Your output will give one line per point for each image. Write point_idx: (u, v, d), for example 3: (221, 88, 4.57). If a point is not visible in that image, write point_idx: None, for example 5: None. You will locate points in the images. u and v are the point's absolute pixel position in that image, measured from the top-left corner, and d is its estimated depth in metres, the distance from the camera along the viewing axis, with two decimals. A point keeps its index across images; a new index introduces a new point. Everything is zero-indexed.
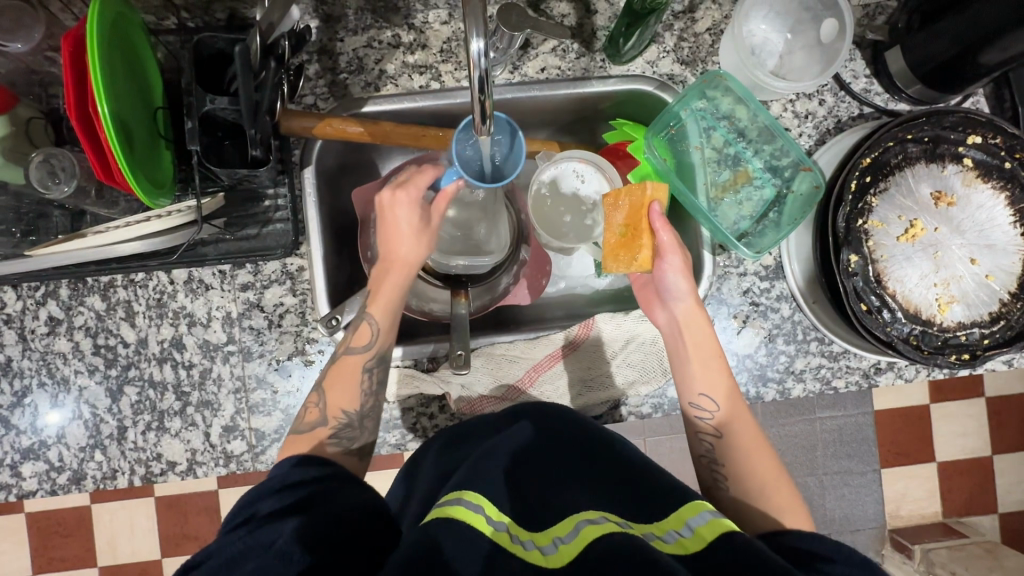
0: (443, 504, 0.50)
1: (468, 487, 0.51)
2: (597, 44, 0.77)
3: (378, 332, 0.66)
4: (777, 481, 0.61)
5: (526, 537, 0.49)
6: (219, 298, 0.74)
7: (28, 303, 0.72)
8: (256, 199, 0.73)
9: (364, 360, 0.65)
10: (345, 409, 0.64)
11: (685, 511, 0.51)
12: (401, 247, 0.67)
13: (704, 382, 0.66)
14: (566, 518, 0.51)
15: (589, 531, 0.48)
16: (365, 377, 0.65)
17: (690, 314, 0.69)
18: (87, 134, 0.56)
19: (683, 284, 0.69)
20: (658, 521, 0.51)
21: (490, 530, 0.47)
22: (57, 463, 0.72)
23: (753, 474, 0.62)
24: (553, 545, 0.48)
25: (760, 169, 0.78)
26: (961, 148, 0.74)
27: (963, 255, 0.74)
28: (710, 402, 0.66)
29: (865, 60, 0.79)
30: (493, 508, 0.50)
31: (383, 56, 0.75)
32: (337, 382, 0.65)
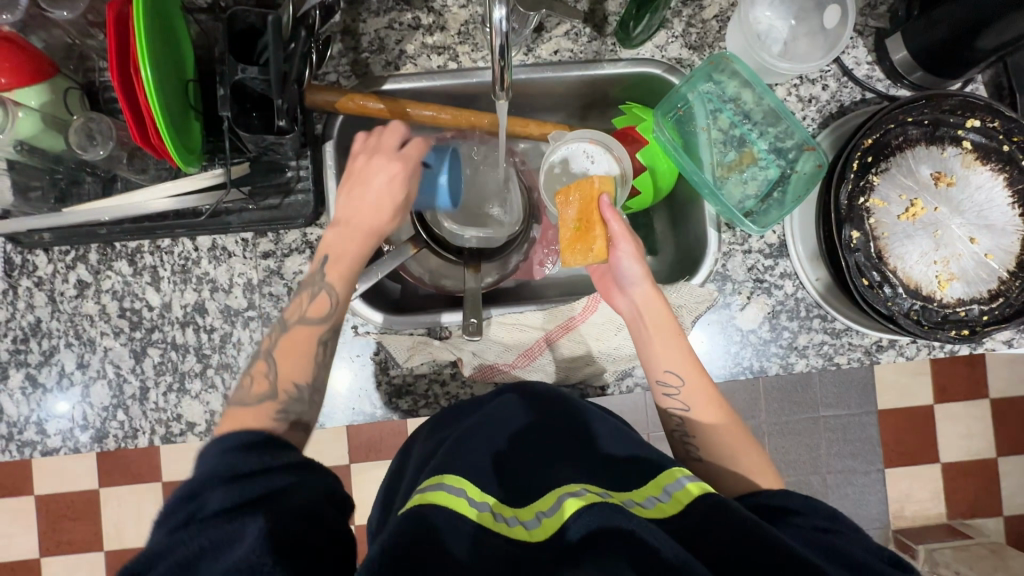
0: (423, 491, 0.52)
1: (447, 472, 0.54)
2: (608, 29, 0.80)
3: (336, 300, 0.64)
4: (743, 444, 0.65)
5: (511, 514, 0.53)
6: (241, 265, 0.77)
7: (58, 266, 0.75)
8: (279, 169, 0.76)
9: (320, 331, 0.62)
10: (297, 384, 0.60)
11: (662, 479, 0.56)
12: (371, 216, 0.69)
13: (665, 359, 0.69)
14: (547, 492, 0.55)
15: (572, 503, 0.50)
16: (321, 350, 0.62)
17: (647, 297, 0.72)
18: (128, 103, 0.59)
19: (637, 268, 0.73)
20: (636, 489, 0.56)
21: (473, 511, 0.51)
22: (81, 422, 0.75)
23: (720, 442, 0.66)
24: (536, 520, 0.52)
25: (765, 150, 0.80)
26: (960, 131, 0.76)
27: (963, 234, 0.76)
28: (675, 376, 0.69)
29: (867, 48, 0.81)
30: (475, 488, 0.54)
31: (403, 37, 0.78)
32: (290, 356, 0.61)
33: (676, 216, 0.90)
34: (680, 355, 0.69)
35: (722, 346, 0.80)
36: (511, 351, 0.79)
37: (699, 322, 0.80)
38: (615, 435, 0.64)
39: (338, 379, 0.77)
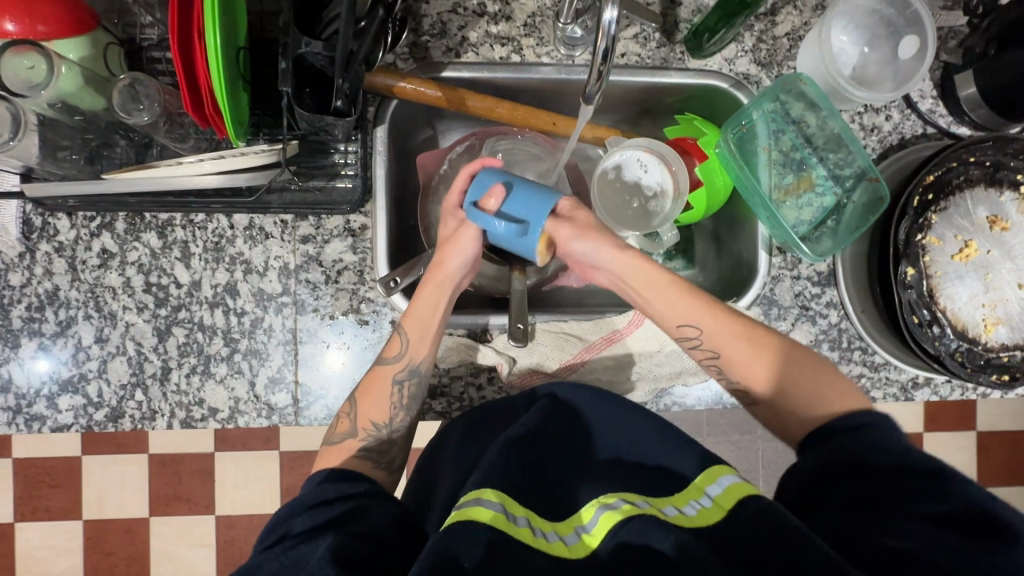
0: (460, 507, 0.51)
1: (486, 486, 0.54)
2: (678, 36, 0.78)
3: (408, 343, 0.67)
4: (845, 397, 0.60)
5: (549, 528, 0.54)
6: (278, 248, 0.73)
7: (82, 233, 0.71)
8: (326, 150, 0.72)
9: (395, 371, 0.67)
10: (374, 422, 0.65)
11: (703, 482, 0.57)
12: (448, 264, 0.69)
13: (738, 363, 0.65)
14: (585, 507, 0.57)
15: (609, 517, 0.52)
16: (396, 390, 0.67)
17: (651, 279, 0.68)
18: (184, 69, 0.55)
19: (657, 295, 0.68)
20: (677, 495, 0.57)
21: (510, 525, 0.51)
22: (96, 399, 0.71)
23: (785, 401, 0.62)
24: (575, 535, 0.53)
25: (823, 176, 0.79)
26: (1019, 176, 0.76)
27: (1011, 279, 0.76)
28: (692, 331, 0.67)
29: (933, 82, 0.80)
30: (512, 502, 0.54)
31: (467, 23, 0.75)
32: (369, 394, 0.66)
33: (720, 232, 0.88)
34: (728, 322, 0.65)
35: None
36: (551, 358, 0.76)
37: None
38: (649, 431, 0.64)
39: (332, 359, 0.73)
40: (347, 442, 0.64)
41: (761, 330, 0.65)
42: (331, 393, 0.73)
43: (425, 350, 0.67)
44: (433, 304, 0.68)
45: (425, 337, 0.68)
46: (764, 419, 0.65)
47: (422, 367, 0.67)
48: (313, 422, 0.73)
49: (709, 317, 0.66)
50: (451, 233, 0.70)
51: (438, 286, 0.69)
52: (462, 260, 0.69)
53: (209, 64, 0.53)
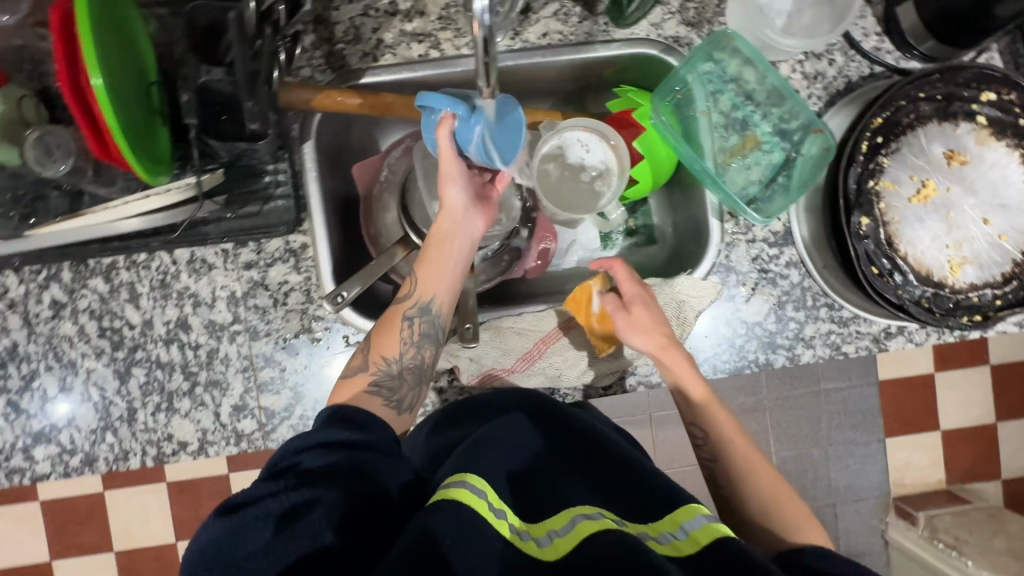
0: (445, 486, 0.49)
1: (471, 470, 0.51)
2: (600, 7, 0.75)
3: (416, 283, 0.66)
4: (783, 491, 0.63)
5: (522, 528, 0.50)
6: (223, 278, 0.73)
7: (31, 287, 0.72)
8: (255, 174, 0.70)
9: (407, 308, 0.65)
10: (385, 357, 0.63)
11: (679, 515, 0.51)
12: (447, 192, 0.66)
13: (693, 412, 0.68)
14: (561, 510, 0.52)
15: (584, 525, 0.48)
16: (407, 326, 0.65)
17: (688, 385, 0.68)
18: (79, 106, 0.54)
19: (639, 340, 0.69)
20: (651, 522, 0.52)
21: (491, 516, 0.48)
22: (69, 446, 0.72)
23: (755, 506, 0.63)
24: (548, 538, 0.49)
25: (769, 133, 0.76)
26: (974, 106, 0.72)
27: (975, 215, 0.73)
28: (701, 432, 0.68)
29: (876, 17, 0.76)
30: (496, 494, 0.51)
31: (380, 25, 0.73)
32: (381, 331, 0.64)
33: (674, 202, 0.86)
34: (746, 449, 0.66)
35: (724, 340, 0.77)
36: (507, 354, 0.75)
37: (702, 316, 0.77)
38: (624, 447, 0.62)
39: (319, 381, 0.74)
40: (357, 377, 0.62)
41: (774, 471, 0.65)
42: (295, 414, 0.74)
43: (440, 291, 0.66)
44: (441, 239, 0.66)
45: (439, 279, 0.66)
46: (728, 499, 0.65)
47: (434, 305, 0.66)
48: (282, 444, 0.74)
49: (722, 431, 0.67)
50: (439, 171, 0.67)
51: (440, 225, 0.66)
52: (459, 189, 0.66)
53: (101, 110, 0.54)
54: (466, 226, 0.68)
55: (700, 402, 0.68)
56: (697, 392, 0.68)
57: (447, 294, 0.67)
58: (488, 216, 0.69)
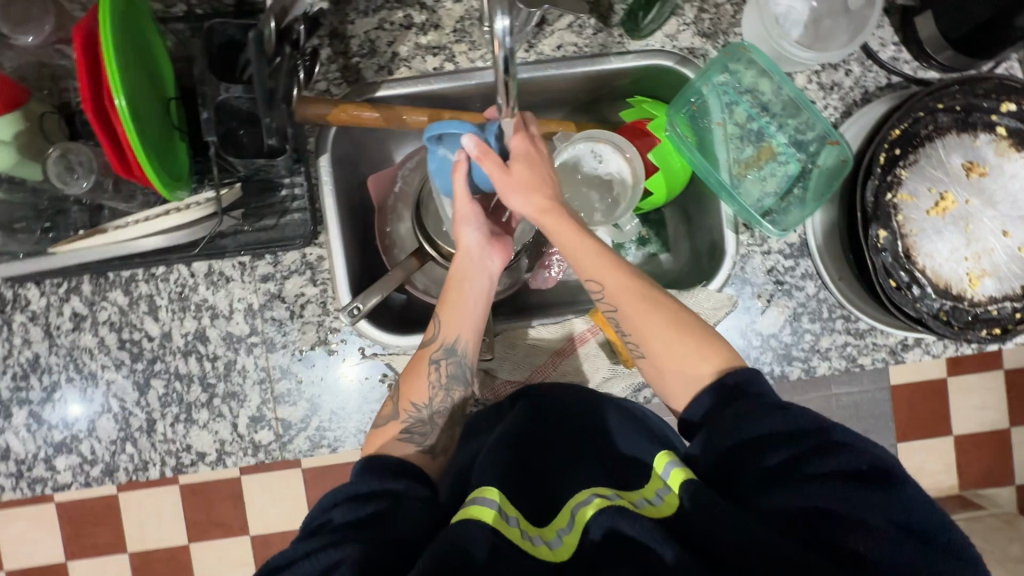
0: (466, 506, 0.50)
1: (484, 486, 0.51)
2: (615, 19, 0.75)
3: (440, 323, 0.66)
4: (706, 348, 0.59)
5: (535, 533, 0.51)
6: (240, 290, 0.74)
7: (52, 299, 0.73)
8: (273, 187, 0.72)
9: (432, 351, 0.65)
10: (416, 402, 0.64)
11: (656, 469, 0.54)
12: (461, 235, 0.66)
13: (632, 308, 0.60)
14: (565, 505, 0.54)
15: (583, 513, 0.50)
16: (434, 368, 0.65)
17: (563, 238, 0.61)
18: (101, 125, 0.55)
19: (591, 258, 0.60)
20: (645, 485, 0.53)
21: (504, 525, 0.49)
22: (90, 456, 0.73)
23: (672, 376, 0.60)
24: (559, 538, 0.51)
25: (784, 144, 0.76)
26: (994, 116, 0.71)
27: (995, 227, 0.72)
28: (596, 286, 0.61)
29: (893, 27, 0.76)
30: (508, 503, 0.51)
31: (396, 38, 0.73)
32: (411, 374, 0.65)
33: (688, 214, 0.85)
34: (645, 295, 0.60)
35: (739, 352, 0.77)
36: (522, 367, 0.76)
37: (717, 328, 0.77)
38: (623, 422, 0.63)
39: (335, 393, 0.75)
40: (390, 425, 0.63)
41: (680, 306, 0.61)
42: (311, 425, 0.74)
43: (461, 330, 0.65)
44: (459, 281, 0.66)
45: (458, 319, 0.65)
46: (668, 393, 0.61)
47: (459, 346, 0.65)
48: (299, 454, 0.74)
49: (648, 319, 0.60)
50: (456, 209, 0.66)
51: (458, 266, 0.66)
52: (473, 231, 0.65)
53: (124, 128, 0.54)
54: (486, 265, 0.67)
55: (580, 252, 0.60)
56: (614, 286, 0.61)
57: (472, 334, 0.66)
58: (507, 251, 0.68)
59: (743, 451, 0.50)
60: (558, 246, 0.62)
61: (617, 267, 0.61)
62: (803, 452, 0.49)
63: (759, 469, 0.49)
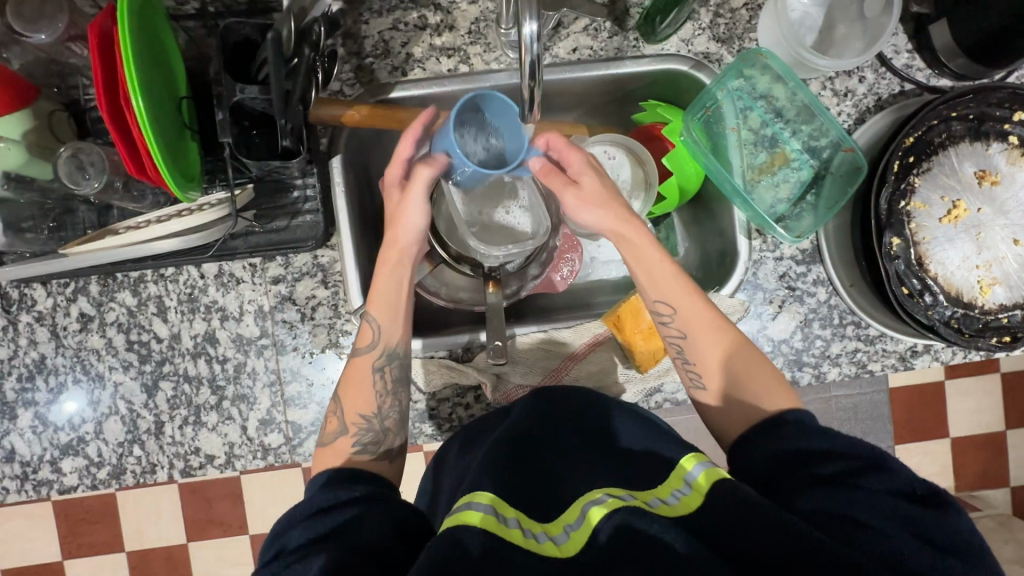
0: (453, 513, 0.48)
1: (477, 490, 0.50)
2: (630, 23, 0.74)
3: (380, 328, 0.64)
4: (774, 388, 0.58)
5: (539, 529, 0.49)
6: (250, 292, 0.73)
7: (59, 300, 0.72)
8: (285, 188, 0.71)
9: (374, 359, 0.64)
10: (362, 414, 0.62)
11: (681, 471, 0.51)
12: (398, 232, 0.65)
13: (708, 343, 0.61)
14: (574, 503, 0.51)
15: (594, 512, 0.47)
16: (378, 377, 0.64)
17: (639, 249, 0.63)
18: (117, 128, 0.54)
19: (672, 292, 0.62)
20: (660, 484, 0.51)
21: (500, 526, 0.47)
22: (97, 458, 0.73)
23: (727, 406, 0.59)
24: (564, 534, 0.48)
25: (798, 150, 0.76)
26: (1006, 125, 0.72)
27: (1006, 235, 0.72)
28: (666, 308, 0.63)
29: (907, 35, 0.76)
30: (503, 504, 0.50)
31: (410, 39, 0.73)
32: (351, 389, 0.63)
33: (699, 218, 0.85)
34: (705, 309, 0.62)
35: None
36: (534, 371, 0.75)
37: None
38: (633, 426, 0.60)
39: None
40: (340, 440, 0.61)
41: (732, 327, 0.62)
42: (322, 428, 0.74)
43: (400, 331, 0.65)
44: (397, 279, 0.65)
45: (395, 320, 0.65)
46: (705, 409, 0.62)
47: (399, 350, 0.65)
48: (308, 457, 0.74)
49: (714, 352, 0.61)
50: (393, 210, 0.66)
51: (394, 264, 0.65)
52: (415, 236, 0.65)
53: (139, 128, 0.53)
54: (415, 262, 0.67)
55: (658, 272, 0.63)
56: (705, 328, 0.61)
57: (402, 330, 0.65)
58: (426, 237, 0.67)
59: (792, 464, 0.51)
60: (633, 263, 0.64)
61: (691, 288, 0.63)
62: (863, 471, 0.48)
63: (811, 477, 0.49)
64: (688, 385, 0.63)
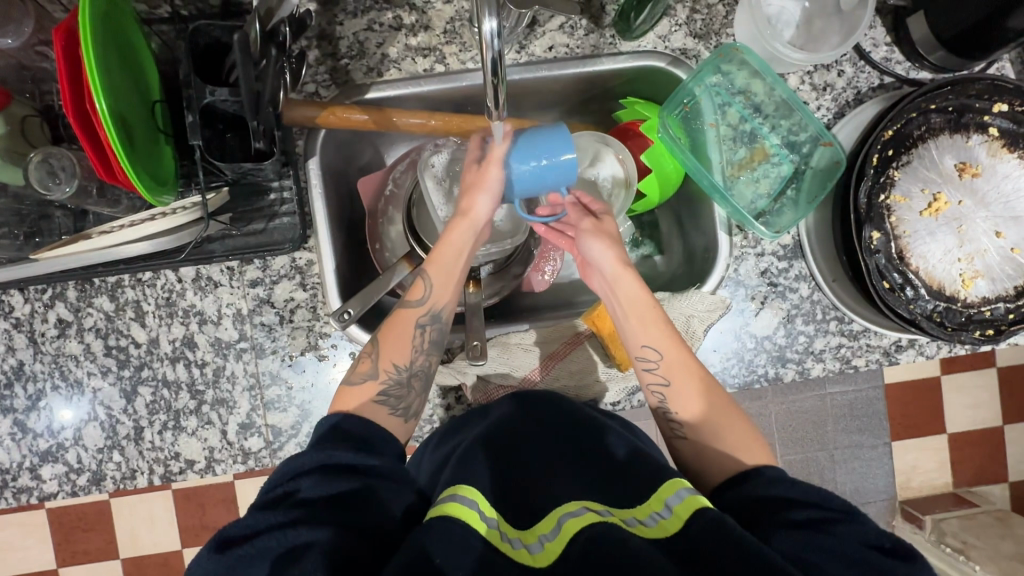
0: (437, 503, 0.49)
1: (461, 482, 0.51)
2: (607, 19, 0.74)
3: (433, 288, 0.63)
4: (755, 446, 0.56)
5: (514, 534, 0.49)
6: (228, 295, 0.73)
7: (36, 306, 0.72)
8: (261, 191, 0.71)
9: (421, 315, 0.63)
10: (396, 364, 0.61)
11: (662, 493, 0.50)
12: (474, 201, 0.62)
13: (689, 395, 0.60)
14: (553, 509, 0.50)
15: (573, 524, 0.47)
16: (418, 333, 0.63)
17: (635, 296, 0.62)
18: (84, 131, 0.54)
19: (659, 340, 0.61)
20: (640, 505, 0.50)
21: (482, 526, 0.47)
22: (76, 465, 0.72)
23: (705, 456, 0.57)
24: (539, 543, 0.48)
25: (777, 145, 0.76)
26: (986, 117, 0.71)
27: (988, 228, 0.72)
28: (653, 355, 0.61)
29: (885, 28, 0.76)
30: (487, 502, 0.50)
31: (385, 39, 0.72)
32: (391, 337, 0.62)
33: (681, 215, 0.85)
34: (691, 361, 0.61)
35: (734, 354, 0.77)
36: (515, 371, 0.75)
37: (711, 330, 0.76)
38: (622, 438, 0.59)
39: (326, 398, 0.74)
40: (365, 384, 0.60)
41: (715, 381, 0.61)
42: (302, 431, 0.73)
43: (452, 296, 0.64)
44: (455, 248, 0.63)
45: (448, 284, 0.63)
46: (680, 455, 0.60)
47: (445, 314, 0.64)
48: None
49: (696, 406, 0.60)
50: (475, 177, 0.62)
51: (461, 231, 0.63)
52: (489, 204, 0.63)
53: (103, 131, 0.53)
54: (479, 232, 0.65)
55: (647, 319, 0.62)
56: (689, 380, 0.61)
57: (454, 295, 0.64)
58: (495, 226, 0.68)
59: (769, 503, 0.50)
60: (621, 307, 0.63)
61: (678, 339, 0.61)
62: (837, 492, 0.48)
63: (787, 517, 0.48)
64: (666, 433, 0.61)
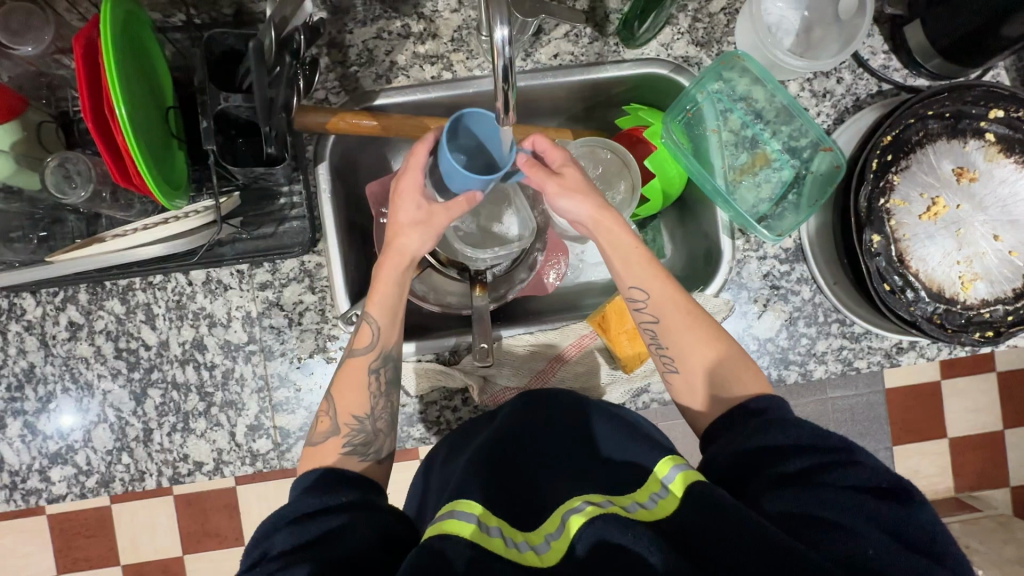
0: (435, 521, 0.48)
1: (459, 498, 0.50)
2: (610, 28, 0.76)
3: (379, 331, 0.62)
4: (749, 383, 0.58)
5: (522, 539, 0.49)
6: (238, 298, 0.74)
7: (48, 308, 0.72)
8: (272, 196, 0.73)
9: (369, 364, 0.62)
10: (356, 417, 0.61)
11: (657, 472, 0.51)
12: (401, 236, 0.62)
13: (681, 334, 0.61)
14: (555, 509, 0.51)
15: (574, 522, 0.47)
16: (373, 380, 0.62)
17: (621, 240, 0.63)
18: (101, 135, 0.55)
19: (649, 285, 0.62)
20: (638, 489, 0.51)
21: (482, 536, 0.47)
22: (85, 467, 0.73)
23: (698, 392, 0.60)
24: (547, 543, 0.48)
25: (778, 150, 0.77)
26: (983, 123, 0.73)
27: (986, 231, 0.73)
28: (641, 296, 0.63)
29: (883, 37, 0.77)
30: (487, 513, 0.50)
31: (394, 47, 0.74)
32: (345, 392, 0.61)
33: (684, 219, 0.86)
34: (680, 300, 0.62)
35: None
36: (522, 372, 0.76)
37: None
38: (611, 431, 0.60)
39: None
40: (329, 442, 0.60)
41: (706, 316, 0.62)
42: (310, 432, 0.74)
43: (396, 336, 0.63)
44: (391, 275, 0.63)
45: (392, 325, 0.63)
46: (676, 392, 0.62)
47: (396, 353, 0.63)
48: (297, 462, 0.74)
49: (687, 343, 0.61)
50: (418, 217, 0.62)
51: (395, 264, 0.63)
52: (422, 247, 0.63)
53: (123, 135, 0.54)
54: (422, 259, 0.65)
55: (636, 263, 0.63)
56: (681, 319, 0.61)
57: (398, 333, 0.64)
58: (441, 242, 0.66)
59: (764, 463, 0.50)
60: (610, 252, 0.64)
61: (666, 279, 0.63)
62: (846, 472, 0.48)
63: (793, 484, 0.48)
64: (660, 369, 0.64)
